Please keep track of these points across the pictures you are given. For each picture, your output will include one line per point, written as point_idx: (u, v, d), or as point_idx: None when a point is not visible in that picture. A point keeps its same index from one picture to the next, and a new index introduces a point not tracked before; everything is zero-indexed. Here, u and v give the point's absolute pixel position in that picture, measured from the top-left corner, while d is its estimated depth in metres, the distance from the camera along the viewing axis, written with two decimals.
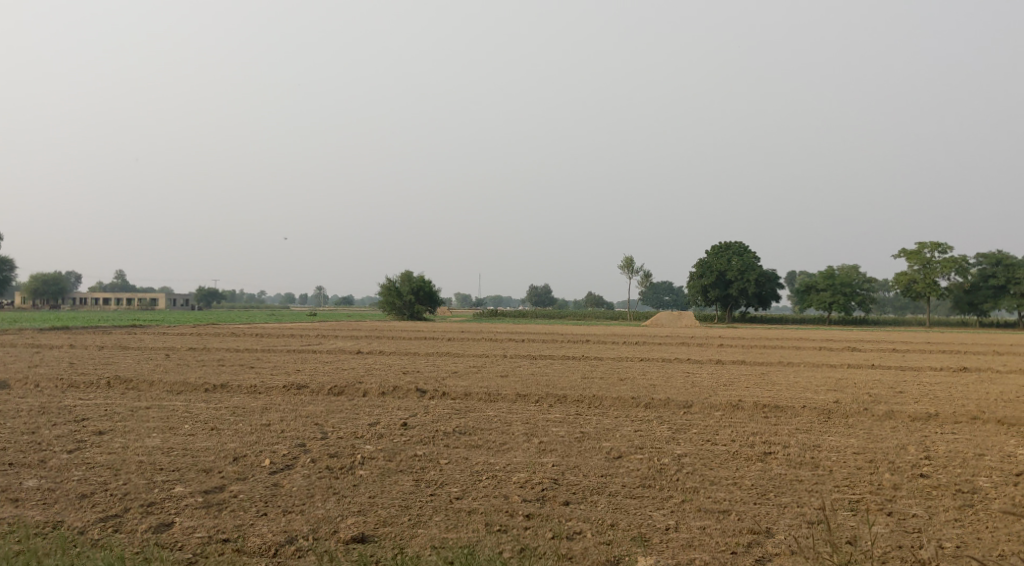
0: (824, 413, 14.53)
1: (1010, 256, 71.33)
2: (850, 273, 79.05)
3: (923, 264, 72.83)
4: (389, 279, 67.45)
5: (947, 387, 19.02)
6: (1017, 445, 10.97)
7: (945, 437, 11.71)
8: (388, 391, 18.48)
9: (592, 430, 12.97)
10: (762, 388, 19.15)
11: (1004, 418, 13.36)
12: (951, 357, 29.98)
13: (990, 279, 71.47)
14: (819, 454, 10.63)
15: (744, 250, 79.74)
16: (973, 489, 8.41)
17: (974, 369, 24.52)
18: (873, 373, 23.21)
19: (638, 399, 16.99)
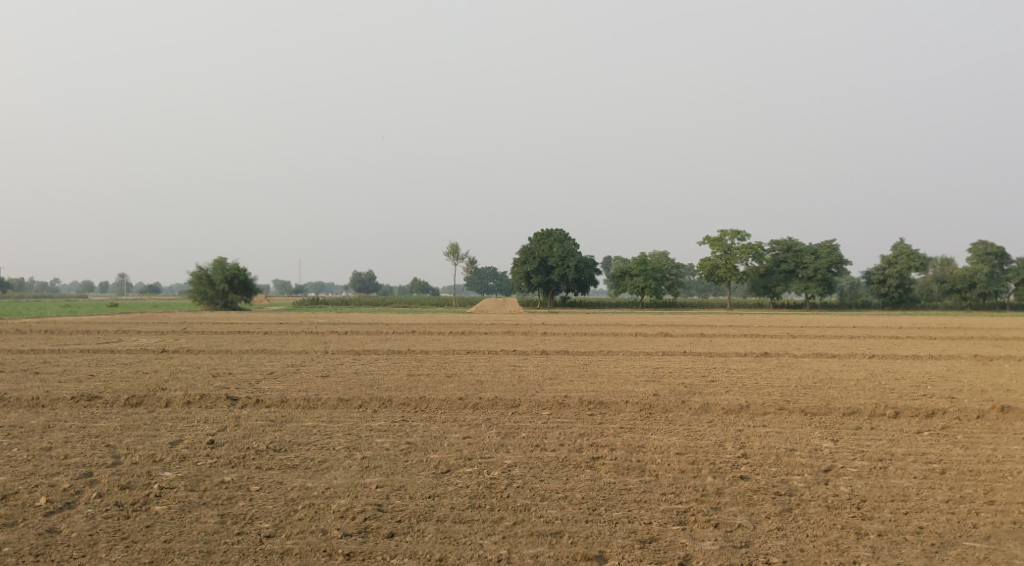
0: (646, 409, 14.77)
1: (798, 242, 78.36)
2: (661, 259, 83.53)
3: (725, 251, 78.24)
4: (201, 267, 63.25)
5: (753, 375, 20.19)
6: (820, 438, 11.55)
7: (758, 431, 12.20)
8: (195, 400, 16.92)
9: (418, 440, 12.40)
10: (585, 381, 19.37)
11: (807, 408, 14.19)
12: (753, 341, 32.19)
13: (781, 263, 78.07)
14: (644, 457, 10.67)
15: (565, 237, 82.05)
16: (790, 491, 8.67)
17: (774, 354, 26.25)
18: (686, 360, 24.29)
19: (466, 400, 16.59)
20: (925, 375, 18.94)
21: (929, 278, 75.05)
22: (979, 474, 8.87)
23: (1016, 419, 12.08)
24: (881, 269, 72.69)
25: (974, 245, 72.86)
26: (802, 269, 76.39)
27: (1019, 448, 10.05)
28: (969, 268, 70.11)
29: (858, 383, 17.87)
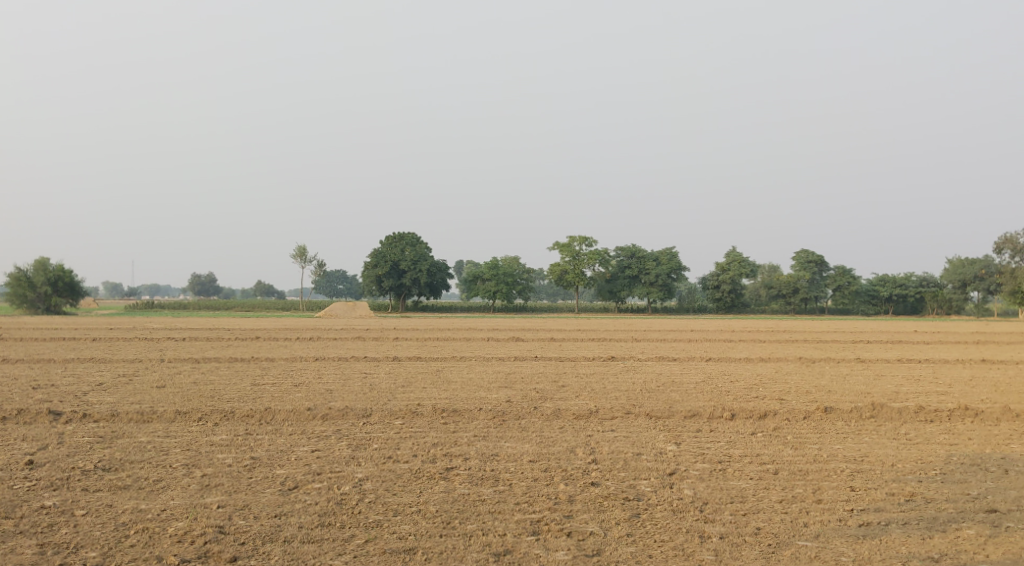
0: (499, 416, 14.83)
1: (641, 249, 81.95)
2: (512, 263, 84.83)
3: (574, 256, 80.49)
4: (18, 267, 57.79)
5: (600, 379, 20.81)
6: (665, 442, 12.02)
7: (606, 436, 12.55)
8: (10, 416, 15.34)
9: (264, 455, 11.84)
10: (438, 389, 19.24)
11: (652, 412, 14.75)
12: (599, 345, 33.27)
13: (626, 269, 81.29)
14: (498, 466, 10.69)
15: (417, 241, 81.64)
16: (637, 496, 8.95)
17: (619, 358, 27.23)
18: (537, 365, 24.68)
19: (315, 411, 16.01)
20: (757, 377, 20.24)
21: (758, 284, 80.68)
22: (807, 474, 9.52)
23: (836, 419, 13.10)
24: (716, 275, 77.35)
25: (797, 253, 78.94)
26: (645, 274, 80.01)
27: (840, 447, 10.88)
28: (793, 275, 75.99)
29: (697, 386, 18.80)
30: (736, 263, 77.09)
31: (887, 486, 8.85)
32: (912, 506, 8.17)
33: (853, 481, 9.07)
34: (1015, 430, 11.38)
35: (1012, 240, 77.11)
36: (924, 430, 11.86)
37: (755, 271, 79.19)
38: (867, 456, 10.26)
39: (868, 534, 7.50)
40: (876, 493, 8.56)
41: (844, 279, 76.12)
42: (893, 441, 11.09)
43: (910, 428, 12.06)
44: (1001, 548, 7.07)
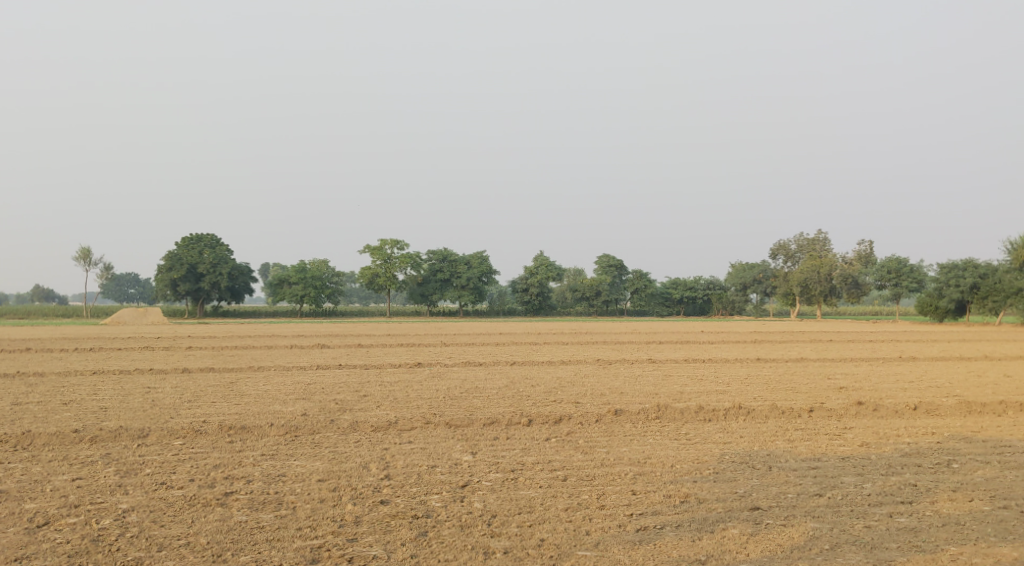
0: (291, 432, 14.07)
1: (452, 253, 82.47)
2: (320, 267, 82.32)
3: (384, 260, 79.41)
4: None
5: (404, 387, 20.44)
6: (460, 452, 11.88)
7: (402, 449, 12.23)
8: None
9: (12, 488, 10.41)
10: (230, 403, 18.00)
11: (452, 421, 14.60)
12: (408, 351, 32.82)
13: (437, 273, 81.40)
14: (284, 488, 10.06)
15: (217, 243, 77.12)
16: (427, 512, 8.72)
17: (426, 364, 26.96)
18: (339, 374, 23.84)
19: (82, 432, 14.39)
20: (557, 380, 20.75)
21: (564, 288, 83.64)
22: (593, 479, 9.72)
23: (626, 421, 13.59)
24: (525, 278, 79.29)
25: (599, 258, 82.34)
26: (455, 278, 80.51)
27: (627, 450, 11.26)
28: (596, 279, 79.47)
29: (499, 392, 18.93)
30: (543, 267, 79.56)
31: (665, 488, 9.22)
32: (686, 507, 8.54)
33: (635, 485, 9.38)
34: (779, 426, 12.34)
35: (784, 246, 85.30)
36: (702, 429, 12.59)
37: (561, 274, 82.06)
38: (650, 458, 10.67)
39: (643, 539, 7.74)
40: (655, 496, 8.88)
41: (641, 282, 80.87)
42: (674, 441, 11.64)
43: (690, 428, 12.75)
44: (760, 545, 7.53)
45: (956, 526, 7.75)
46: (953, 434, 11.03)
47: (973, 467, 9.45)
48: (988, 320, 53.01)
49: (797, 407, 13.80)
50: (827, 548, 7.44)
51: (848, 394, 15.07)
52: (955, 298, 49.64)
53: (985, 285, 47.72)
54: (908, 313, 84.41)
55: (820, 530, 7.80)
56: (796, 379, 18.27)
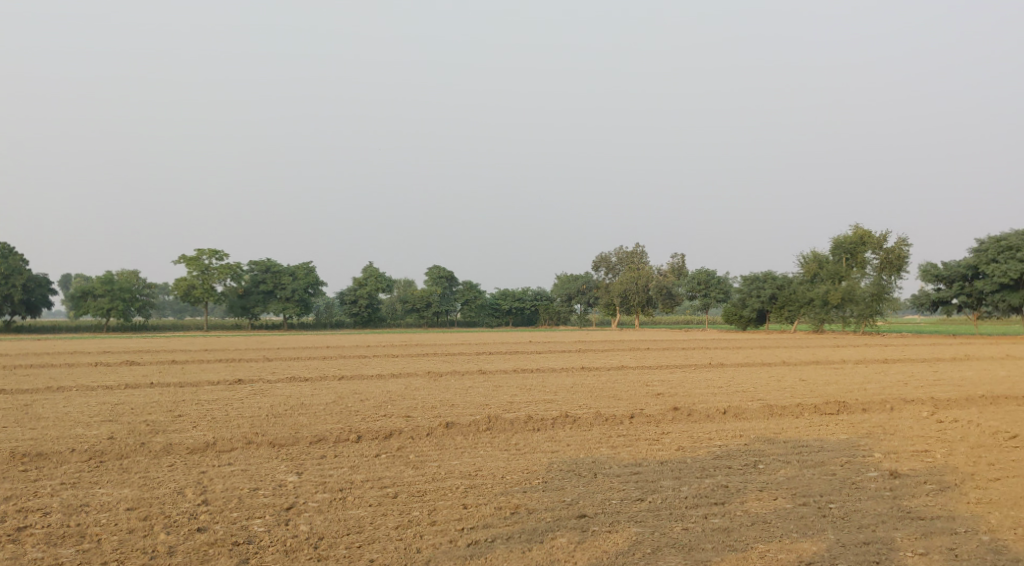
0: (96, 458, 12.86)
1: (277, 264, 79.34)
2: (130, 278, 76.44)
3: (202, 271, 74.99)
4: None
5: (224, 406, 19.31)
6: (285, 473, 11.35)
7: (222, 471, 11.51)
8: None
9: None
10: (21, 428, 16.18)
11: (277, 440, 13.94)
12: (228, 366, 31.06)
13: (260, 284, 77.94)
14: (86, 519, 9.16)
15: (8, 252, 69.61)
16: (250, 538, 8.26)
17: (248, 380, 25.63)
18: (151, 394, 22.12)
19: None
20: (387, 394, 20.42)
21: (394, 299, 82.83)
22: (424, 495, 9.61)
23: (456, 434, 13.58)
24: (353, 290, 77.62)
25: (429, 268, 82.41)
26: (280, 289, 77.49)
27: (457, 463, 11.24)
28: (426, 290, 79.28)
29: (327, 407, 18.32)
30: (372, 278, 78.32)
31: (496, 500, 9.27)
32: (516, 518, 8.64)
33: (466, 498, 9.36)
34: (603, 434, 12.79)
35: (605, 259, 89.16)
36: (531, 439, 12.81)
37: (391, 286, 81.18)
38: (480, 470, 10.71)
39: (475, 553, 7.75)
40: (485, 509, 8.91)
41: (471, 293, 81.77)
42: (504, 453, 11.76)
43: (519, 438, 12.95)
44: (588, 552, 7.75)
45: (762, 524, 8.35)
46: (759, 436, 11.92)
47: (775, 467, 10.24)
48: (784, 328, 58.05)
49: (619, 414, 14.38)
50: (648, 552, 7.77)
51: (665, 400, 15.90)
52: (757, 307, 53.91)
53: (782, 296, 52.08)
54: (715, 322, 91.01)
55: (642, 534, 8.14)
56: (619, 387, 19.04)
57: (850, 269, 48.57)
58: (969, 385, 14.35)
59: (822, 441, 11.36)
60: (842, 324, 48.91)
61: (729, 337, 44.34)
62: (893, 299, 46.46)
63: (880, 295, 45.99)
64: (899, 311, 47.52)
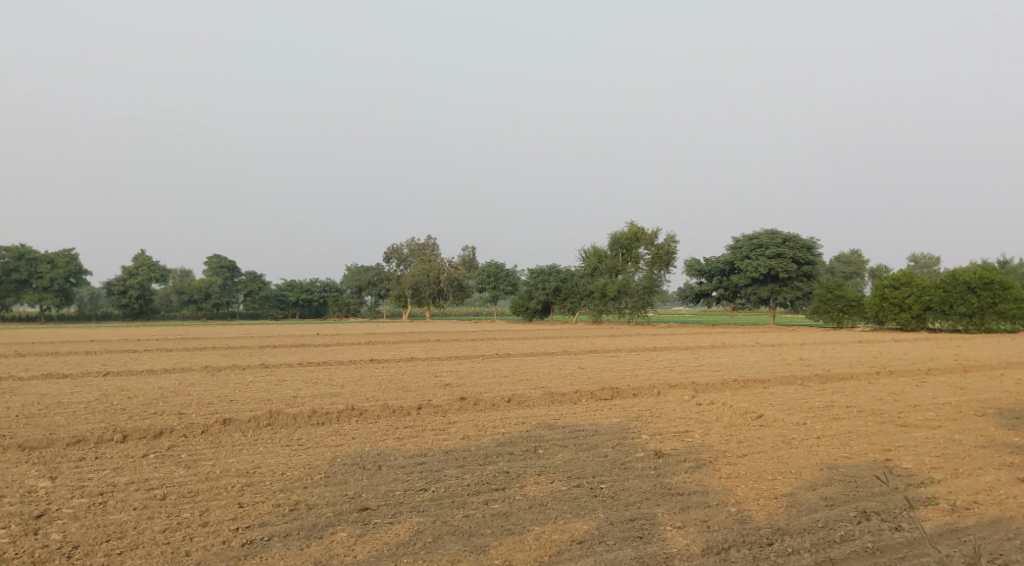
0: None
1: (30, 250, 70.98)
2: None
3: None
4: None
5: None
6: (36, 478, 10.15)
7: None
8: None
9: None
10: None
11: (26, 442, 12.44)
12: None
13: (10, 272, 69.36)
14: None
15: None
16: None
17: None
18: None
19: None
20: (159, 391, 18.93)
21: (169, 289, 77.12)
22: (197, 495, 9.00)
23: (235, 430, 12.87)
24: (122, 280, 71.16)
25: (208, 257, 77.62)
26: (34, 278, 69.43)
27: (235, 460, 10.66)
28: (205, 281, 74.58)
29: (87, 406, 16.64)
30: (145, 267, 72.36)
31: (275, 497, 8.88)
32: (296, 515, 8.33)
33: (243, 497, 8.89)
34: (390, 425, 12.68)
35: (396, 250, 88.69)
36: (316, 433, 12.43)
37: (166, 276, 75.52)
38: (259, 467, 10.23)
39: (250, 553, 7.39)
40: (263, 507, 8.52)
41: (255, 284, 78.09)
42: (286, 448, 11.30)
43: (303, 432, 12.52)
44: (368, 545, 7.64)
45: (540, 507, 8.67)
46: (540, 422, 12.37)
47: (554, 452, 10.67)
48: (567, 319, 60.86)
49: (407, 405, 14.33)
50: (429, 541, 7.80)
51: (453, 390, 16.08)
52: (542, 299, 56.05)
53: (565, 288, 54.43)
54: (501, 314, 93.81)
55: (424, 524, 8.15)
56: (407, 378, 18.98)
57: (626, 264, 51.78)
58: (725, 370, 15.79)
59: (597, 425, 12.01)
60: (618, 315, 52.13)
61: (515, 328, 45.77)
62: (663, 292, 50.26)
63: (652, 288, 49.50)
64: (667, 304, 51.47)
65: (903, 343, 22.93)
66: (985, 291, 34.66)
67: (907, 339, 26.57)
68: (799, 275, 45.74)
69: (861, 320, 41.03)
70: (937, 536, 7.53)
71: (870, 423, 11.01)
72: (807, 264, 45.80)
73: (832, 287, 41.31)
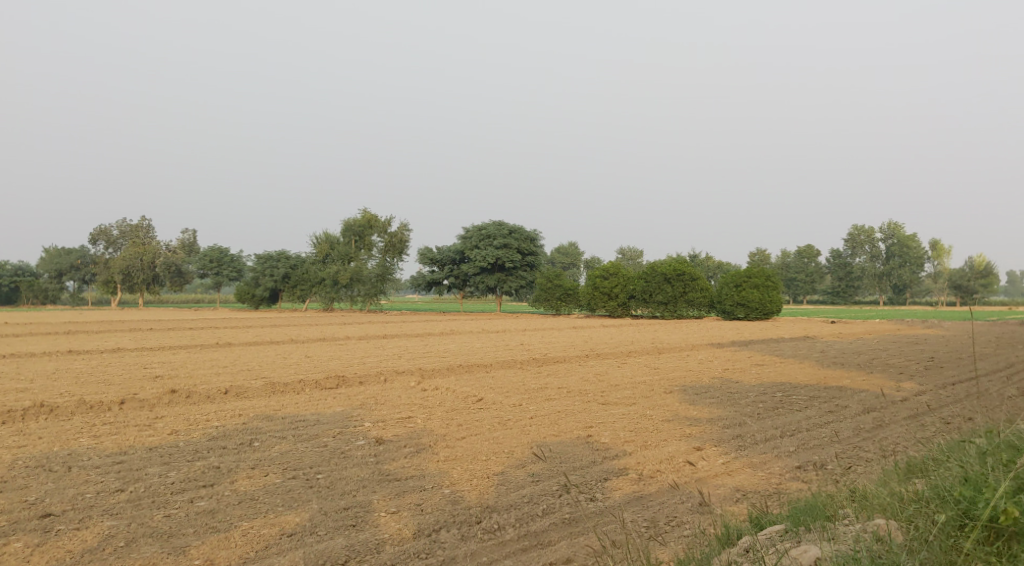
0: None
1: None
2: None
3: None
4: None
5: None
6: None
7: None
8: None
9: None
10: None
11: None
12: None
13: None
14: None
15: None
16: None
17: None
18: None
19: None
20: None
21: None
22: None
23: None
24: None
25: None
26: None
27: None
28: None
29: None
30: None
31: None
32: None
33: None
34: (85, 423, 11.47)
35: (105, 232, 80.16)
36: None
37: None
38: None
39: None
40: None
41: None
42: None
43: None
44: (46, 556, 6.88)
45: (250, 502, 8.32)
46: (259, 413, 11.88)
47: (271, 444, 10.29)
48: (298, 307, 58.94)
49: (108, 400, 13.04)
50: (121, 545, 7.18)
51: (164, 383, 14.91)
52: (271, 286, 53.71)
53: (295, 275, 52.53)
54: (226, 302, 88.73)
55: (117, 527, 7.49)
56: (110, 371, 17.28)
57: (358, 251, 51.15)
58: (450, 356, 16.25)
59: (320, 414, 11.79)
60: (348, 303, 51.42)
61: (240, 316, 43.36)
62: (395, 280, 50.58)
63: (384, 276, 49.67)
64: (399, 291, 51.97)
65: (608, 328, 25.16)
66: (677, 282, 39.05)
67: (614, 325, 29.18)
68: (523, 264, 48.67)
69: (576, 307, 44.36)
70: (624, 503, 8.32)
71: (576, 402, 11.92)
72: (530, 255, 49.00)
73: (551, 276, 44.06)
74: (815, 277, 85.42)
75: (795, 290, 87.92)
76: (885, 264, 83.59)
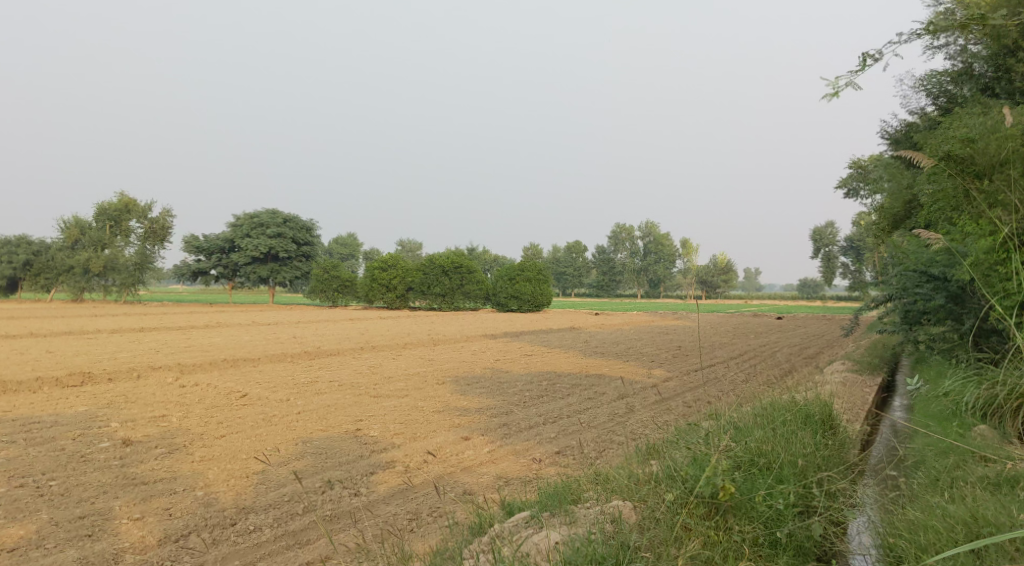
0: None
1: None
2: None
3: None
4: None
5: None
6: None
7: None
8: None
9: None
10: None
11: None
12: None
13: None
14: None
15: None
16: None
17: None
18: None
19: None
20: None
21: None
22: None
23: None
24: None
25: None
26: None
27: None
28: None
29: None
30: None
31: None
32: None
33: None
34: None
35: None
36: None
37: None
38: None
39: None
40: None
41: None
42: None
43: None
44: None
45: None
46: None
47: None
48: (41, 298, 52.97)
49: None
50: None
51: None
52: (6, 274, 47.70)
53: (36, 262, 47.05)
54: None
55: None
56: None
57: (113, 238, 47.22)
58: (214, 350, 15.35)
59: (58, 415, 10.64)
60: (101, 293, 47.24)
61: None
62: (157, 270, 47.29)
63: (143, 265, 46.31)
64: (161, 282, 48.55)
65: (383, 321, 25.05)
66: (455, 274, 39.87)
67: (392, 318, 29.15)
68: (297, 255, 47.56)
69: (353, 299, 43.74)
70: (387, 496, 8.27)
71: (347, 396, 11.71)
72: (306, 245, 48.12)
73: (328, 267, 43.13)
74: (581, 272, 90.68)
75: (564, 283, 92.87)
76: (643, 261, 90.71)
